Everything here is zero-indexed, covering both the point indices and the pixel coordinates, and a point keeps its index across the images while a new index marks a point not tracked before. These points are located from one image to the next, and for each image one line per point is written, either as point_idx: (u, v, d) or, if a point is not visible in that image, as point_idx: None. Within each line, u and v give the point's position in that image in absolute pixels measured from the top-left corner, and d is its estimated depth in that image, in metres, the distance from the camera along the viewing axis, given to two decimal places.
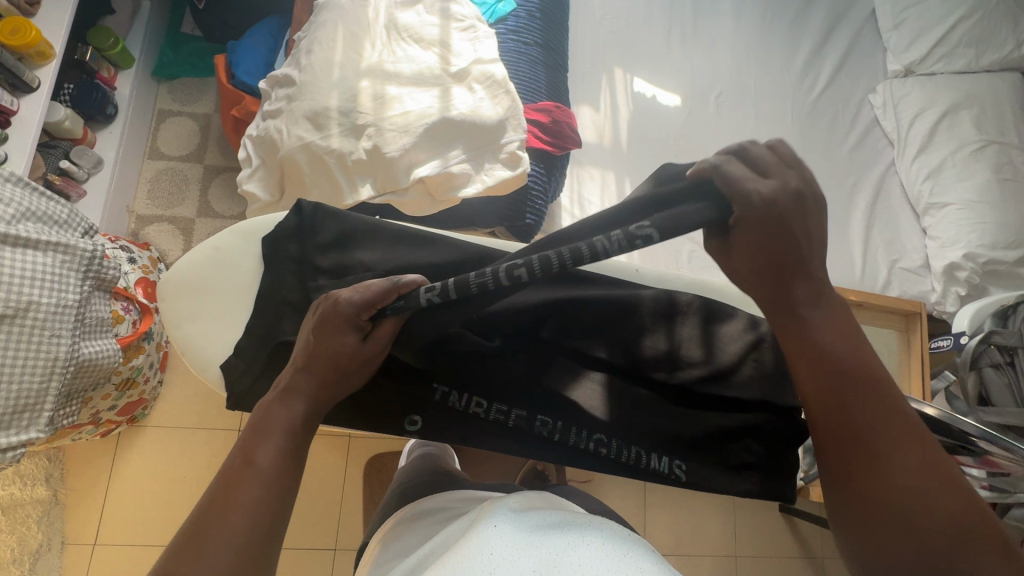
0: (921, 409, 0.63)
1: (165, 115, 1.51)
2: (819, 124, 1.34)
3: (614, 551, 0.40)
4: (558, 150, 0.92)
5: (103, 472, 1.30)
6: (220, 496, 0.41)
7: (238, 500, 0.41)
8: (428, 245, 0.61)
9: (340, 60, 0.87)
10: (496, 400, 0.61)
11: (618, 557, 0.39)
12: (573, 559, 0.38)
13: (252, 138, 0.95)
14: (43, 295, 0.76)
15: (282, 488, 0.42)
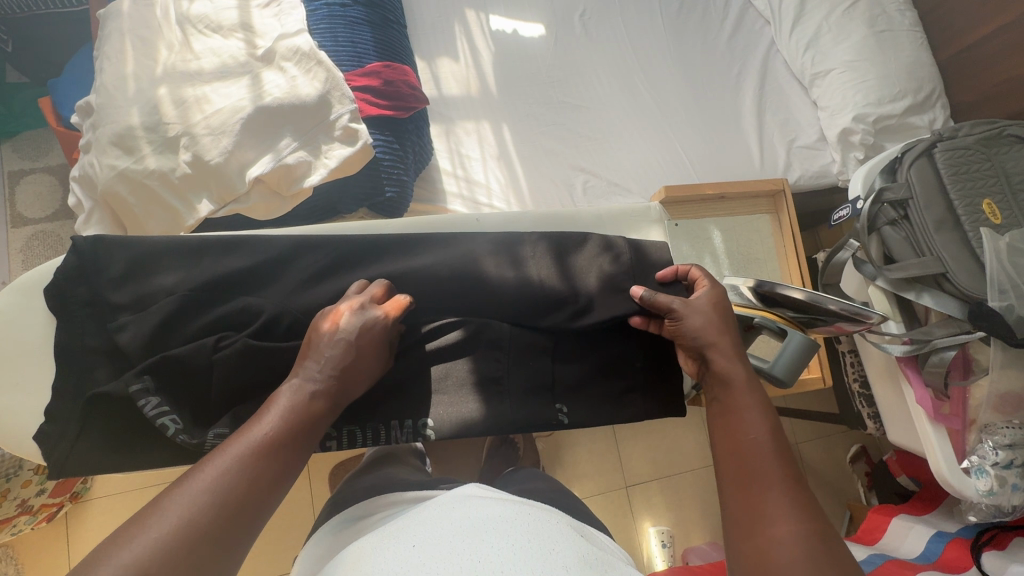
0: (792, 294, 0.57)
1: (17, 176, 1.39)
2: (691, 20, 1.28)
3: (531, 547, 0.41)
4: (400, 112, 0.86)
5: (61, 557, 1.25)
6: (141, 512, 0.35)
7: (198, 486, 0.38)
8: (234, 251, 0.56)
9: (135, 72, 0.79)
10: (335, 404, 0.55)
11: (536, 553, 0.40)
12: (495, 563, 0.39)
13: (77, 180, 0.85)
14: None
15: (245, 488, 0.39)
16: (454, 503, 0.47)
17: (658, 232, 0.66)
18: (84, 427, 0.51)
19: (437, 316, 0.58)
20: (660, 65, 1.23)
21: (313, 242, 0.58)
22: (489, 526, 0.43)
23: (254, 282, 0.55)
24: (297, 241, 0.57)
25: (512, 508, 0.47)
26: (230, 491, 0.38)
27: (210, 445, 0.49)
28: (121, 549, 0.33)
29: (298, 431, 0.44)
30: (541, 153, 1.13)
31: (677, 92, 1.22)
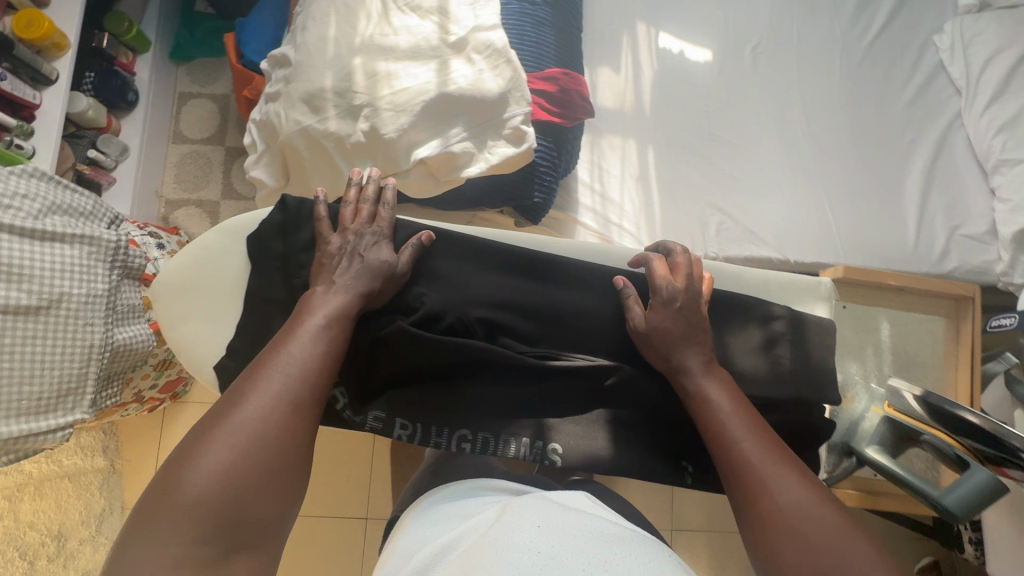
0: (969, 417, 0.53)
1: (185, 97, 1.52)
2: (873, 75, 1.19)
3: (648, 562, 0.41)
4: (567, 121, 0.86)
5: (154, 445, 1.40)
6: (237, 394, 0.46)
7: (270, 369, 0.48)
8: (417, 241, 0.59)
9: (335, 36, 0.83)
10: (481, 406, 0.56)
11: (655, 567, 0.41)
12: (615, 560, 0.40)
13: (256, 123, 0.92)
14: (73, 287, 0.95)
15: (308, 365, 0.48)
16: (564, 510, 0.50)
17: (824, 311, 0.63)
18: None
19: (585, 345, 0.60)
20: (826, 116, 1.16)
21: (488, 249, 0.60)
22: (609, 532, 0.46)
23: (429, 274, 0.59)
24: (475, 245, 0.60)
25: (618, 526, 0.48)
26: (299, 373, 0.48)
27: (369, 426, 0.54)
28: (235, 416, 0.44)
29: (342, 315, 0.52)
30: (682, 183, 1.10)
31: (838, 149, 1.14)
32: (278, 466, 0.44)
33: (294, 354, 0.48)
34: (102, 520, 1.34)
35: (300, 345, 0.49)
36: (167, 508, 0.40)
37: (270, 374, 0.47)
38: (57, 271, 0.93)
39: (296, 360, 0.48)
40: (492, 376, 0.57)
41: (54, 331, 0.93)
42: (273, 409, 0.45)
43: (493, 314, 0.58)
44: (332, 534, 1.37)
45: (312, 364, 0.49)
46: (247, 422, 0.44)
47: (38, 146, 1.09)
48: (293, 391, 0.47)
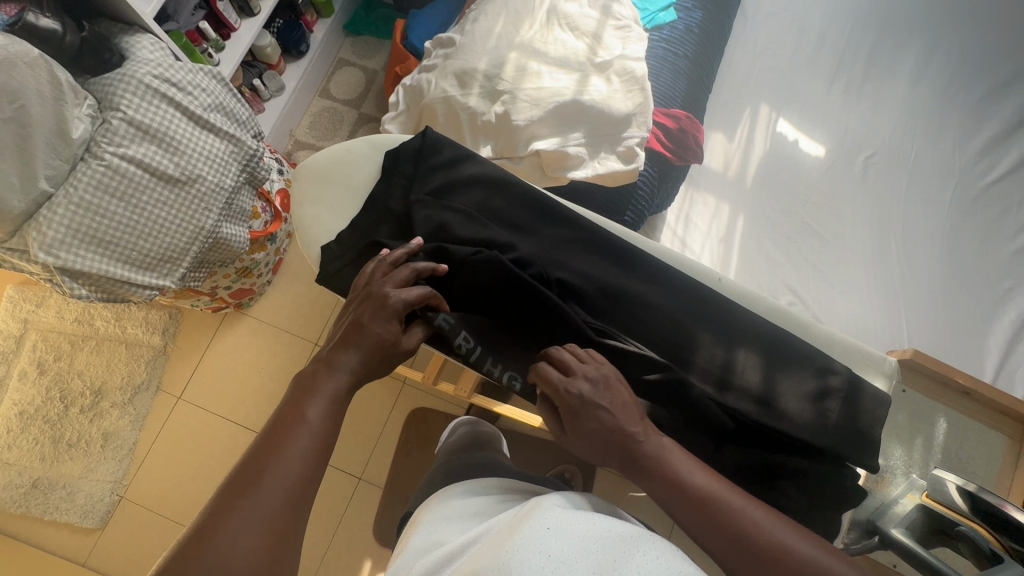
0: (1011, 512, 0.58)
1: (342, 63, 1.72)
2: (984, 215, 1.18)
3: (667, 561, 0.42)
4: (677, 158, 0.92)
5: (203, 342, 1.51)
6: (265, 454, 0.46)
7: (297, 428, 0.48)
8: (528, 205, 0.66)
9: (499, 32, 0.95)
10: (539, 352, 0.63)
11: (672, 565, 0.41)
12: (632, 563, 0.41)
13: (404, 87, 1.05)
14: (209, 175, 1.09)
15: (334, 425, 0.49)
16: (567, 507, 0.50)
17: (881, 386, 0.63)
18: (356, 260, 0.63)
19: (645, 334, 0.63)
20: (924, 241, 1.16)
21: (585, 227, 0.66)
22: (618, 539, 0.45)
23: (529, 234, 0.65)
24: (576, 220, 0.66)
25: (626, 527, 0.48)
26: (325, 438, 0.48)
27: (439, 323, 0.57)
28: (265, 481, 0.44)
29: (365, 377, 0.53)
30: (763, 256, 1.13)
31: (930, 274, 1.13)
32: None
33: (292, 456, 0.46)
34: (137, 392, 1.45)
35: (306, 426, 0.48)
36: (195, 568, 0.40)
37: (263, 480, 0.44)
38: (203, 157, 1.08)
39: (274, 484, 0.44)
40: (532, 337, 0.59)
41: (180, 206, 1.07)
42: (266, 523, 0.43)
43: (568, 280, 0.63)
44: (324, 481, 1.40)
45: (311, 463, 0.46)
46: (236, 541, 0.41)
47: (223, 59, 1.29)
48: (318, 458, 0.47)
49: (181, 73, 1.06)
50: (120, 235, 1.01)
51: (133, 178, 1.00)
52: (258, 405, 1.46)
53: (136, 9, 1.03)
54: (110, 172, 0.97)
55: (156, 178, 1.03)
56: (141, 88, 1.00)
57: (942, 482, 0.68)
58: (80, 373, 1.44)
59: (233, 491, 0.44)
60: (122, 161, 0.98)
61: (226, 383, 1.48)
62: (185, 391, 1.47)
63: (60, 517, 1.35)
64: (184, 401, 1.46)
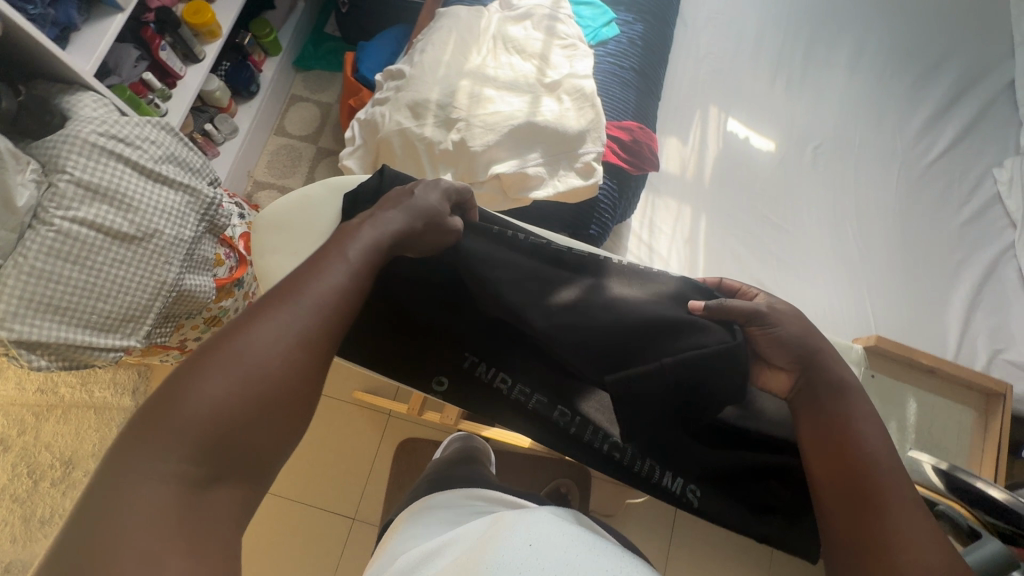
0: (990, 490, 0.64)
1: (295, 99, 1.71)
2: (929, 192, 1.24)
3: None
4: (634, 169, 0.94)
5: None
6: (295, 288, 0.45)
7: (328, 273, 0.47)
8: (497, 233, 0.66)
9: (448, 60, 0.96)
10: (521, 381, 0.63)
11: None
12: None
13: (359, 121, 1.04)
14: (167, 227, 1.06)
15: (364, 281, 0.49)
16: (547, 519, 0.53)
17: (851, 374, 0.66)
18: None
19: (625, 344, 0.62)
20: (878, 222, 1.21)
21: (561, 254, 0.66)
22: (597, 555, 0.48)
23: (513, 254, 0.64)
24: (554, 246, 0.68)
25: (605, 544, 0.51)
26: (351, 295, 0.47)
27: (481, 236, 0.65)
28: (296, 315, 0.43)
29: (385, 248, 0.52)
30: (727, 253, 1.16)
31: (887, 253, 1.18)
32: (290, 393, 0.41)
33: (328, 282, 0.46)
34: None
35: (337, 272, 0.47)
36: (220, 366, 0.39)
37: (304, 294, 0.44)
38: (158, 211, 1.05)
39: (298, 321, 0.43)
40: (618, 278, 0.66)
41: (140, 262, 1.04)
42: (298, 335, 0.43)
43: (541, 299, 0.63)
44: (318, 527, 1.37)
45: (346, 291, 0.46)
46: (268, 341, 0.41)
47: (171, 107, 1.26)
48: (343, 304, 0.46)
49: (127, 128, 1.04)
50: (78, 299, 0.98)
51: (85, 240, 0.97)
52: None
53: (74, 67, 1.01)
54: (61, 237, 0.94)
55: (111, 237, 1.00)
56: (87, 148, 0.97)
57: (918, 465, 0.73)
58: (47, 445, 1.38)
59: (274, 300, 0.44)
60: (73, 224, 0.95)
61: None
62: None
63: None
64: None
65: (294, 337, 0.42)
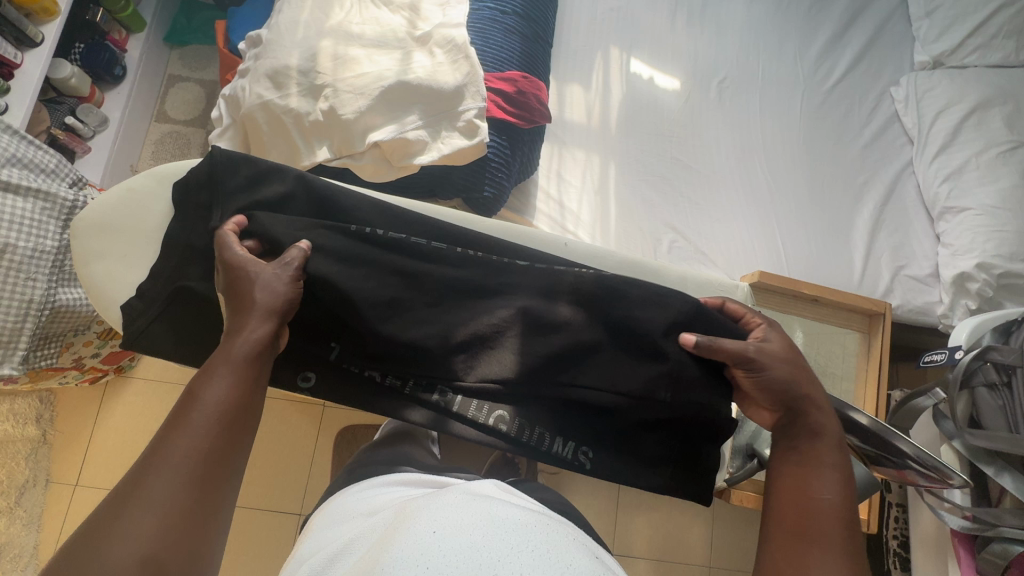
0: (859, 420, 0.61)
1: (174, 80, 1.55)
2: (831, 117, 1.24)
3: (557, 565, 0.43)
4: (524, 122, 0.89)
5: (90, 419, 1.37)
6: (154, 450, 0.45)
7: (192, 421, 0.47)
8: (341, 231, 0.58)
9: (306, 20, 0.86)
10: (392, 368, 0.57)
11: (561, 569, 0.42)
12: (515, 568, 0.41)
13: (222, 97, 0.94)
14: (20, 239, 0.94)
15: (230, 422, 0.48)
16: (464, 497, 0.51)
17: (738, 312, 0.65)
18: (164, 314, 0.56)
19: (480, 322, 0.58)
20: (784, 154, 1.20)
21: (422, 247, 0.59)
22: (511, 526, 0.46)
23: (355, 265, 0.57)
24: (414, 234, 0.61)
25: (523, 513, 0.50)
26: (221, 439, 0.47)
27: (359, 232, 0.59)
28: (159, 472, 0.44)
29: (250, 372, 0.51)
30: (639, 200, 1.13)
31: (795, 184, 1.18)
32: (181, 555, 0.42)
33: (196, 429, 0.46)
34: (23, 492, 1.29)
35: (199, 419, 0.47)
36: (93, 552, 0.40)
37: (163, 467, 0.44)
38: (8, 222, 0.93)
39: (165, 480, 0.44)
40: (487, 252, 0.61)
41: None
42: (173, 494, 0.44)
43: (394, 279, 0.58)
44: (261, 529, 1.32)
45: (211, 442, 0.47)
46: (149, 516, 0.42)
47: (13, 101, 1.11)
48: (209, 450, 0.46)
49: None
50: None
51: None
52: None
53: None
54: None
55: None
56: None
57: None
58: None
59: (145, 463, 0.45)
60: None
61: (128, 456, 1.35)
62: (82, 476, 1.34)
63: None
64: (84, 486, 1.33)
65: (160, 502, 0.43)
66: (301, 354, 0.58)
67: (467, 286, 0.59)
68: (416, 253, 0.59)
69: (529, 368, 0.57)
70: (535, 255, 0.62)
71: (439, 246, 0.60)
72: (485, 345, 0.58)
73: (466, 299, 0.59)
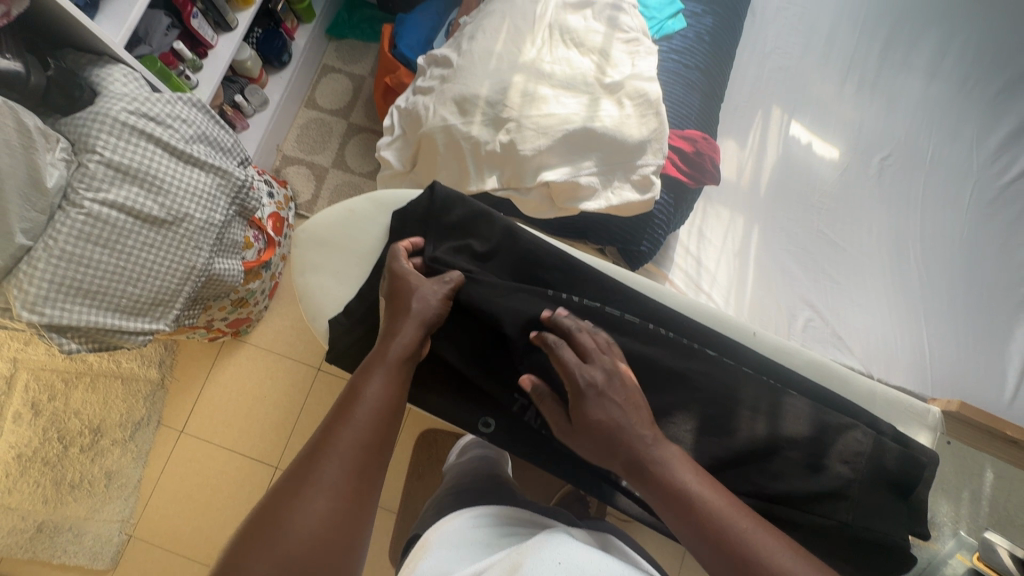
0: None
1: (327, 69, 1.63)
2: (1003, 215, 1.15)
3: None
4: (692, 182, 0.88)
5: (203, 373, 1.47)
6: (322, 441, 0.49)
7: (353, 414, 0.51)
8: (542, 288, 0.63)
9: (500, 51, 0.88)
10: None
11: None
12: None
13: (399, 109, 0.98)
14: (196, 211, 1.02)
15: (386, 417, 0.53)
16: (567, 544, 0.54)
17: (926, 440, 0.63)
18: (365, 334, 0.62)
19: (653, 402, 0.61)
20: (943, 247, 1.12)
21: (612, 316, 0.63)
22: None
23: None
24: (609, 302, 0.64)
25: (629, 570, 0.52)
26: (378, 434, 0.52)
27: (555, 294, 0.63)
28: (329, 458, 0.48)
29: (400, 376, 0.56)
30: (779, 271, 1.09)
31: (950, 280, 1.10)
32: (347, 538, 0.45)
33: (357, 423, 0.51)
34: (137, 428, 1.41)
35: (362, 410, 0.52)
36: (275, 525, 0.43)
37: (332, 452, 0.48)
38: (189, 195, 1.01)
39: (334, 468, 0.48)
40: (672, 328, 0.63)
41: (170, 249, 1.01)
42: (341, 480, 0.47)
43: None
44: None
45: (373, 433, 0.51)
46: (320, 499, 0.45)
47: (202, 79, 1.22)
48: (369, 443, 0.50)
49: (158, 106, 0.99)
50: (107, 283, 0.94)
51: (114, 223, 0.93)
52: (261, 434, 1.43)
53: (103, 38, 0.97)
54: (90, 221, 0.90)
55: (140, 221, 0.96)
56: (118, 127, 0.93)
57: (992, 546, 0.79)
58: (76, 412, 1.39)
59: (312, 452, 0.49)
60: (103, 207, 0.91)
61: (229, 414, 1.44)
62: (187, 424, 1.44)
63: (70, 560, 1.33)
64: (187, 434, 1.43)
65: (330, 485, 0.46)
66: (490, 402, 0.65)
67: (649, 364, 0.61)
68: (607, 321, 0.63)
69: (702, 460, 0.59)
70: (725, 343, 0.63)
71: (632, 318, 0.63)
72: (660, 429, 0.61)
73: (650, 374, 0.61)
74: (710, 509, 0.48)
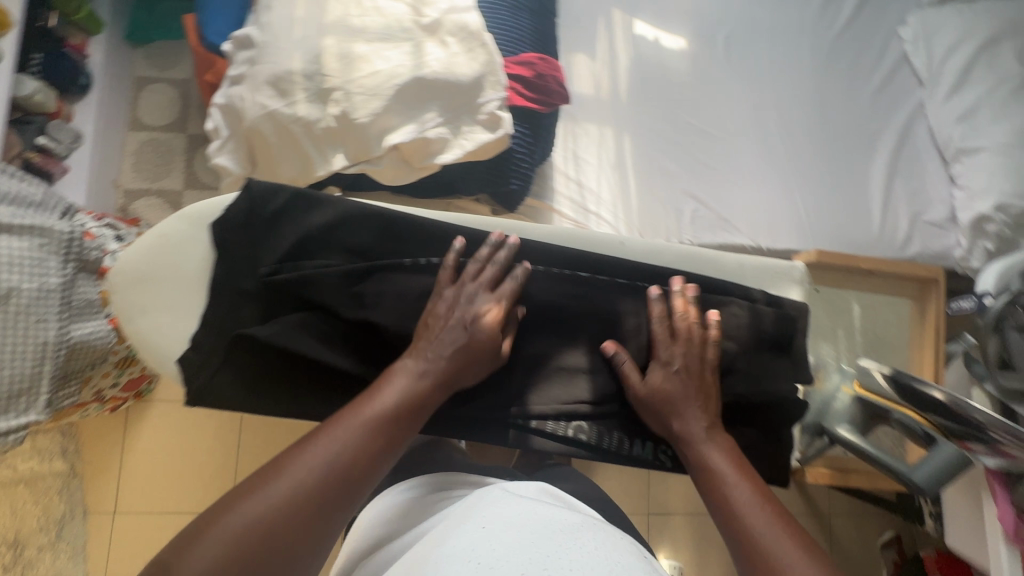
0: (931, 392, 0.70)
1: (144, 82, 1.44)
2: (841, 65, 1.21)
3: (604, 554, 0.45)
4: (543, 107, 0.85)
5: (117, 446, 1.35)
6: (288, 456, 0.48)
7: (332, 433, 0.49)
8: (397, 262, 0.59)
9: (302, 16, 0.79)
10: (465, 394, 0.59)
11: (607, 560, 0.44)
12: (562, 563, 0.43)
13: (219, 107, 0.86)
14: (23, 281, 0.85)
15: (370, 444, 0.50)
16: (504, 501, 0.53)
17: (796, 293, 0.68)
18: (225, 363, 0.57)
19: (539, 340, 0.62)
20: (796, 108, 1.18)
21: (481, 268, 0.61)
22: (557, 527, 0.48)
23: (414, 297, 0.59)
24: (473, 254, 0.62)
25: (566, 513, 0.52)
26: (351, 459, 0.48)
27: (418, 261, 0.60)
28: (287, 471, 0.46)
29: (413, 404, 0.53)
30: (658, 173, 1.11)
31: (808, 138, 1.16)
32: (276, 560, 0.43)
33: (328, 443, 0.48)
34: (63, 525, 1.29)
35: (345, 433, 0.49)
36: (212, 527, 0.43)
37: (293, 466, 0.47)
38: (7, 265, 0.84)
39: (287, 480, 0.46)
40: (544, 262, 0.63)
41: (7, 331, 0.83)
42: (289, 494, 0.45)
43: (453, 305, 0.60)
44: None
45: (342, 458, 0.48)
46: (261, 510, 0.44)
47: None
48: (338, 467, 0.48)
49: None
50: None
51: None
52: (204, 486, 1.35)
53: None
54: None
55: None
56: None
57: (868, 371, 0.82)
58: None
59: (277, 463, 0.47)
60: None
61: (161, 477, 1.34)
62: (118, 503, 1.33)
63: None
64: (122, 513, 1.32)
65: (277, 498, 0.45)
66: (376, 391, 0.59)
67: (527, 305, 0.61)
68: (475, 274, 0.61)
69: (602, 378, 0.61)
70: (596, 259, 0.64)
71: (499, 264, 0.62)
72: (554, 361, 0.62)
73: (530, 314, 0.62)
74: (741, 500, 0.52)
